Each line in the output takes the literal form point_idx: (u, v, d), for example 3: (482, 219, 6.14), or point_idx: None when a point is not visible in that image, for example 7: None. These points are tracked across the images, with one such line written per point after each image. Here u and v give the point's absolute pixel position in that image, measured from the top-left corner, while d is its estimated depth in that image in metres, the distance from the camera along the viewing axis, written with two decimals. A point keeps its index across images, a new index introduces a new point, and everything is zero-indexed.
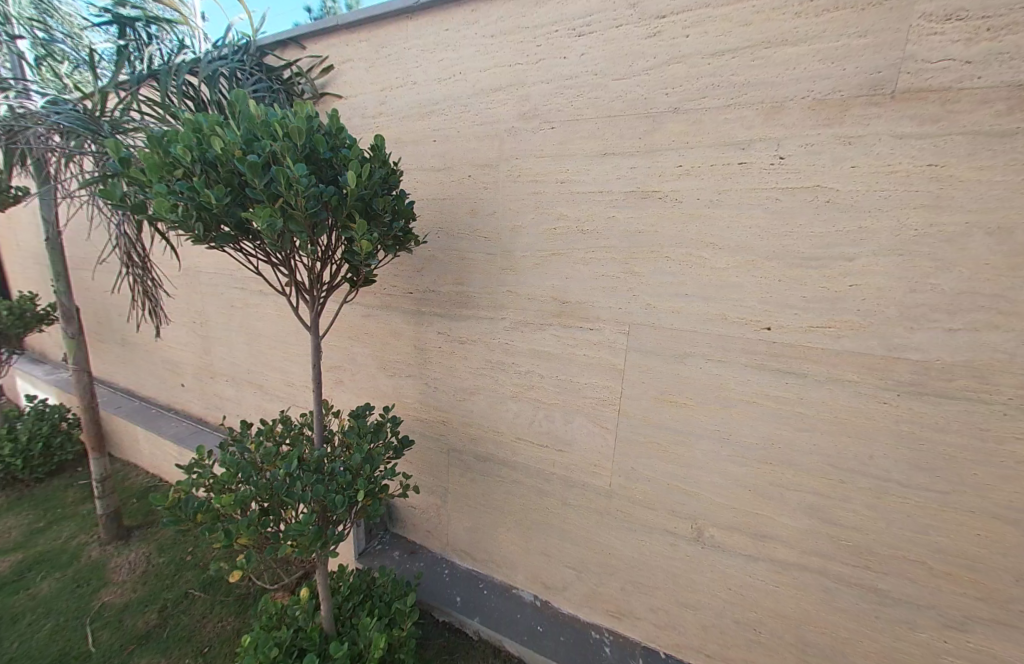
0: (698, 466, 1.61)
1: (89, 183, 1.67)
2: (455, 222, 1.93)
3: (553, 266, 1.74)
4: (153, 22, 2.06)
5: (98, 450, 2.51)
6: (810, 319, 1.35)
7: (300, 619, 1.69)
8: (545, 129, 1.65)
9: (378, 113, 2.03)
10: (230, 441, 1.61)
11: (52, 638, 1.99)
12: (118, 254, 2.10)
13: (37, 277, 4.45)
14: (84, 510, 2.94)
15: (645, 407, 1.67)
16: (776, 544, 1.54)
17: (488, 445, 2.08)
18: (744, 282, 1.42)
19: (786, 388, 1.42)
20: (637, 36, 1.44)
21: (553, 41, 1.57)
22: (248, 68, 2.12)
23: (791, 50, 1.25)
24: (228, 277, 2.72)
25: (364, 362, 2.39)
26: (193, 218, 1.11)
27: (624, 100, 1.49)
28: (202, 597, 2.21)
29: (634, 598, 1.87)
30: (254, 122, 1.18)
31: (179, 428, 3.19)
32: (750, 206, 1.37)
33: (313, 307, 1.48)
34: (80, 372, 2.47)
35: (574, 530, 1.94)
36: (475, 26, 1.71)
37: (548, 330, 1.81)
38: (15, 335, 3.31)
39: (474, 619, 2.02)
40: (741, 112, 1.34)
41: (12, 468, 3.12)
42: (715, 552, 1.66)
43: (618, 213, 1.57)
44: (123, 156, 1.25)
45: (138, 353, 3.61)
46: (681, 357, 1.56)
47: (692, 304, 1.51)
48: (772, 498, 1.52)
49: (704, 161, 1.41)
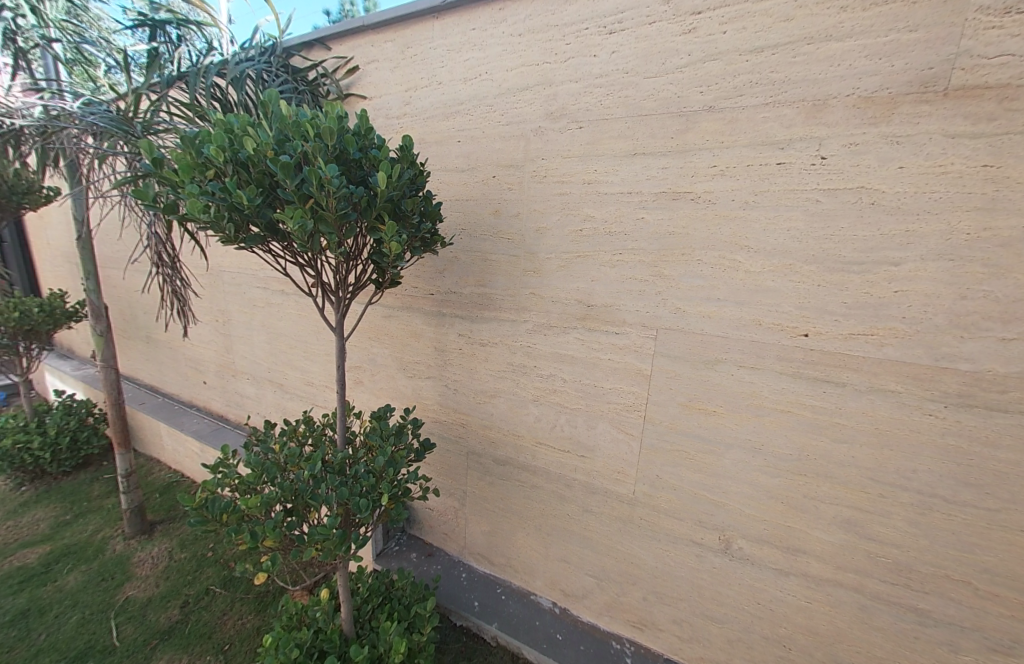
0: (727, 476, 1.56)
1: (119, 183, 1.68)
2: (478, 223, 1.91)
3: (578, 269, 1.71)
4: (181, 25, 2.07)
5: (124, 445, 2.56)
6: (851, 326, 1.29)
7: (320, 620, 1.68)
8: (572, 128, 1.62)
9: (403, 113, 2.03)
10: (254, 441, 1.61)
11: (78, 630, 2.03)
12: (149, 253, 2.13)
13: (67, 275, 4.58)
14: (108, 504, 3.00)
15: (672, 414, 1.62)
16: (809, 559, 1.49)
17: (508, 449, 2.06)
18: (780, 286, 1.37)
19: (823, 397, 1.37)
20: (670, 33, 1.40)
21: (583, 39, 1.54)
22: (274, 69, 2.13)
23: (836, 46, 1.20)
24: (250, 276, 2.74)
25: (384, 362, 2.39)
26: (224, 219, 1.11)
27: (655, 99, 1.45)
28: (222, 594, 2.23)
29: (656, 609, 1.82)
30: (286, 122, 1.18)
31: (201, 425, 3.24)
32: (787, 208, 1.32)
33: (339, 308, 1.47)
34: (107, 369, 2.50)
35: (595, 538, 1.90)
36: (502, 25, 1.69)
37: (572, 333, 1.78)
38: (45, 331, 3.40)
39: (492, 624, 2.00)
40: (779, 110, 1.29)
41: (40, 460, 3.19)
42: (743, 565, 1.61)
43: (647, 215, 1.53)
44: (155, 156, 1.24)
45: (162, 350, 3.68)
46: (712, 363, 1.51)
47: (724, 309, 1.46)
48: (806, 511, 1.46)
49: (739, 162, 1.36)
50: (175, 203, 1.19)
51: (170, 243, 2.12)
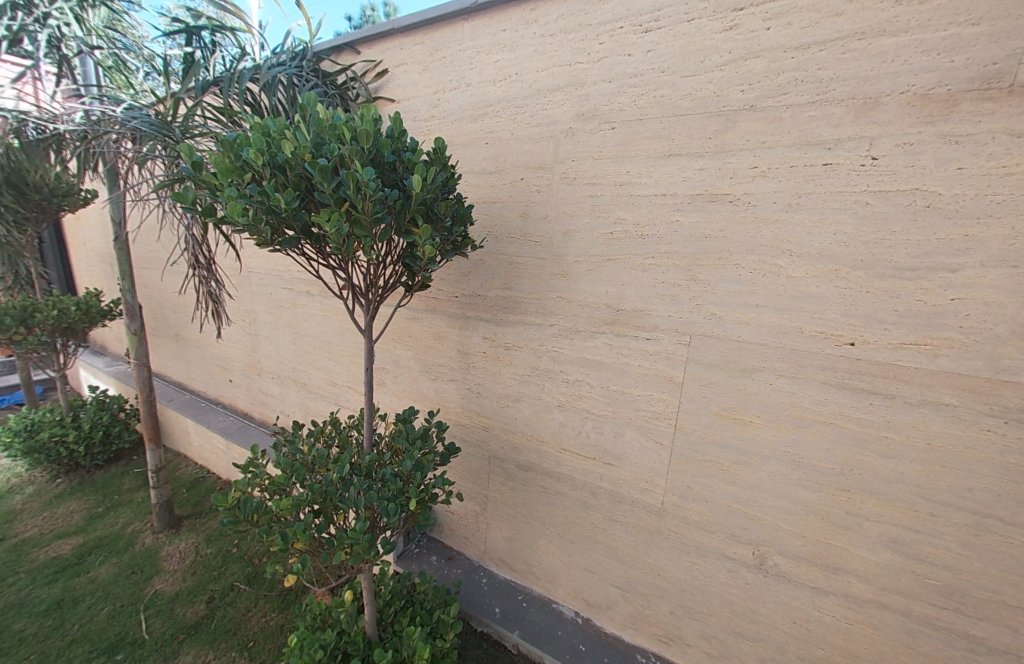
0: (763, 490, 1.50)
1: (161, 186, 1.73)
2: (505, 226, 1.89)
3: (608, 272, 1.67)
4: (218, 30, 2.12)
5: (155, 441, 2.62)
6: (901, 335, 1.22)
7: (344, 622, 1.68)
8: (604, 129, 1.59)
9: (430, 116, 2.03)
10: (283, 441, 1.63)
11: (110, 622, 2.08)
12: (187, 256, 2.18)
13: (102, 275, 4.75)
14: (138, 498, 3.08)
15: (705, 423, 1.57)
16: (850, 579, 1.42)
17: (531, 454, 2.03)
18: (824, 293, 1.30)
19: (869, 409, 1.30)
20: (710, 30, 1.35)
21: (617, 38, 1.51)
22: (305, 73, 2.15)
23: (889, 41, 1.14)
24: (277, 277, 2.79)
25: (407, 364, 2.39)
26: (263, 222, 1.11)
27: (693, 98, 1.41)
28: (246, 590, 2.26)
29: (684, 623, 1.77)
30: (323, 125, 1.18)
31: (227, 422, 3.30)
32: (834, 210, 1.26)
33: (368, 311, 1.47)
34: (140, 367, 2.56)
35: (621, 547, 1.86)
36: (534, 25, 1.67)
37: (600, 338, 1.74)
38: (81, 329, 3.52)
39: (513, 632, 1.97)
40: (826, 109, 1.23)
41: (75, 454, 3.30)
42: (779, 582, 1.54)
43: (682, 217, 1.49)
44: (194, 159, 1.26)
45: (190, 348, 3.78)
46: (749, 371, 1.46)
47: (764, 315, 1.40)
48: (849, 529, 1.39)
49: (782, 162, 1.31)
50: (213, 206, 1.20)
51: (206, 245, 2.16)
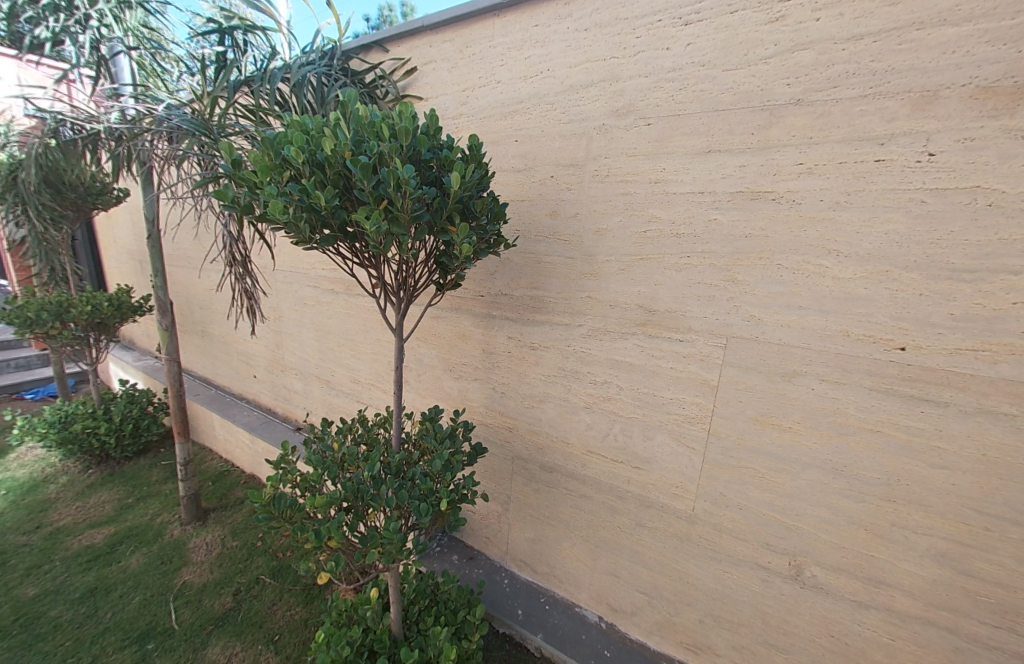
0: (802, 498, 1.45)
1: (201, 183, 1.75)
2: (534, 224, 1.87)
3: (640, 272, 1.63)
4: (250, 30, 2.14)
5: (183, 434, 2.67)
6: (956, 340, 1.16)
7: (370, 620, 1.68)
8: (640, 125, 1.55)
9: (459, 114, 2.02)
10: (312, 439, 1.64)
11: (141, 611, 2.13)
12: (224, 255, 2.20)
13: (131, 272, 4.88)
14: (166, 490, 3.16)
15: (740, 428, 1.52)
16: (893, 593, 1.36)
17: (556, 455, 2.01)
18: (874, 295, 1.25)
19: (920, 417, 1.23)
20: (754, 22, 1.30)
21: (655, 32, 1.47)
22: (334, 73, 2.15)
23: (951, 31, 1.07)
24: (302, 275, 2.82)
25: (431, 362, 2.40)
26: (302, 220, 1.11)
27: (735, 92, 1.36)
28: (271, 583, 2.29)
29: (713, 633, 1.72)
30: (362, 122, 1.17)
31: (251, 417, 3.36)
32: (886, 209, 1.20)
33: (400, 310, 1.46)
34: (170, 362, 2.61)
35: (648, 553, 1.82)
36: (568, 20, 1.64)
37: (630, 339, 1.70)
38: (113, 323, 3.58)
39: (537, 635, 1.96)
40: (879, 103, 1.17)
41: (107, 445, 3.39)
42: (817, 594, 1.49)
43: (720, 215, 1.44)
44: (233, 157, 1.26)
45: (215, 344, 3.86)
46: (789, 375, 1.41)
47: (807, 317, 1.35)
48: (895, 541, 1.33)
49: (831, 159, 1.25)
50: (252, 204, 1.20)
51: (242, 243, 2.18)
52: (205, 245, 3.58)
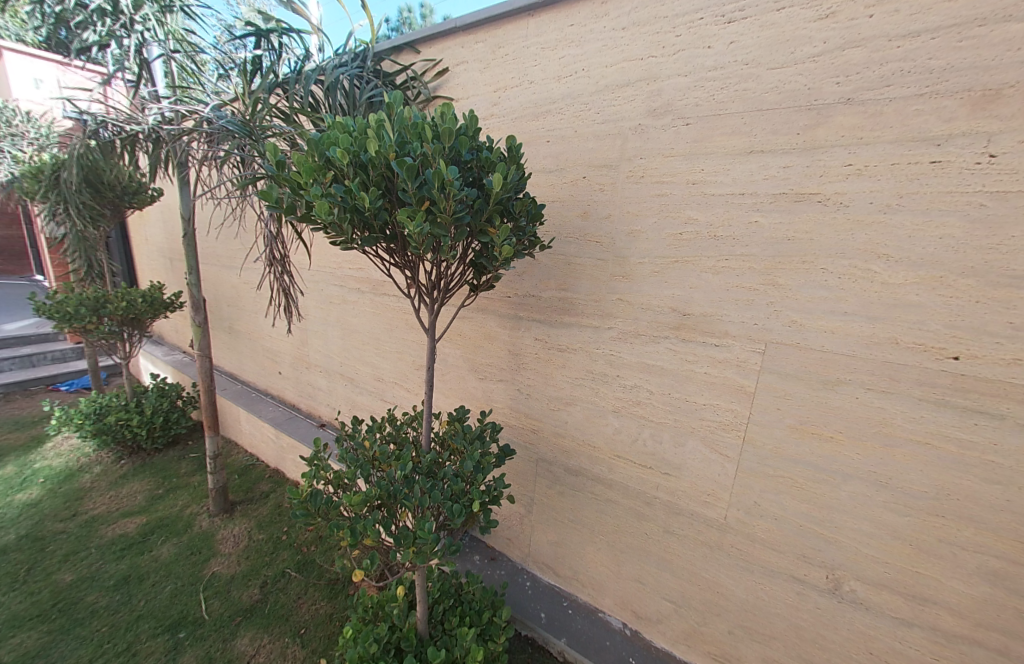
0: (842, 511, 1.40)
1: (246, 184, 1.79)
2: (565, 225, 1.86)
3: (675, 275, 1.61)
4: (285, 33, 2.17)
5: (213, 428, 2.73)
6: (1017, 350, 1.09)
7: (396, 618, 1.69)
8: (678, 125, 1.52)
9: (490, 114, 2.03)
10: (344, 436, 1.67)
11: (173, 600, 2.19)
12: (263, 254, 2.23)
13: (162, 269, 5.03)
14: (194, 482, 3.25)
15: (778, 437, 1.49)
16: (939, 612, 1.30)
17: (582, 459, 1.99)
18: (925, 302, 1.19)
19: (973, 430, 1.17)
20: (803, 19, 1.27)
21: (696, 30, 1.44)
22: (366, 74, 2.17)
23: (1018, 26, 1.01)
24: (329, 275, 2.86)
25: (456, 362, 2.41)
26: (346, 221, 1.12)
27: (780, 91, 1.32)
28: (297, 578, 2.33)
29: (743, 645, 1.68)
30: (406, 124, 1.18)
31: (276, 413, 3.42)
32: (941, 212, 1.15)
33: (433, 310, 1.47)
34: (203, 358, 2.67)
35: (676, 560, 1.79)
36: (605, 19, 1.62)
37: (662, 342, 1.68)
38: (146, 319, 3.67)
39: (560, 639, 1.96)
40: (936, 102, 1.12)
41: (138, 436, 3.50)
42: (855, 610, 1.43)
43: (762, 218, 1.41)
44: (277, 158, 1.28)
45: (242, 340, 3.95)
46: (832, 383, 1.36)
47: (852, 324, 1.30)
48: (942, 558, 1.27)
49: (882, 160, 1.20)
50: (295, 204, 1.22)
51: (280, 242, 2.20)
52: (236, 243, 3.67)
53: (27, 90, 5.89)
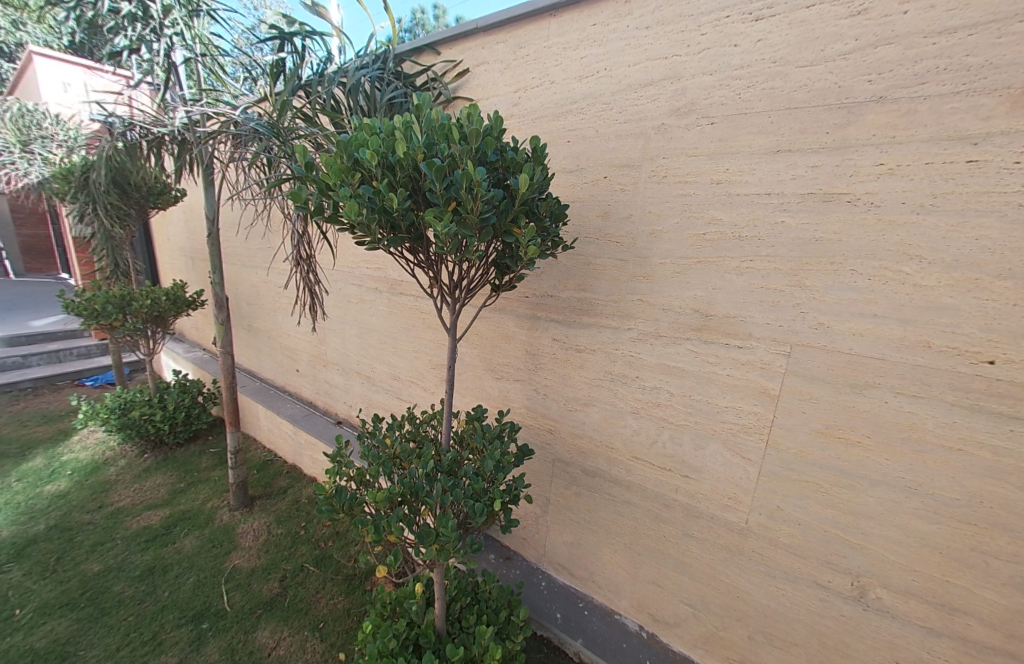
0: (869, 517, 1.38)
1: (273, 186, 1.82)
2: (585, 225, 1.85)
3: (698, 276, 1.59)
4: (308, 36, 2.20)
5: (234, 424, 2.79)
6: None
7: (414, 614, 1.70)
8: (702, 125, 1.51)
9: (510, 114, 2.03)
10: (366, 434, 1.69)
11: (195, 591, 2.24)
12: (289, 253, 2.26)
13: (183, 268, 5.15)
14: (214, 476, 3.32)
15: (802, 441, 1.46)
16: (970, 622, 1.26)
17: (599, 460, 1.99)
18: (959, 304, 1.16)
19: (1009, 437, 1.14)
20: (833, 16, 1.24)
21: (723, 29, 1.43)
22: (387, 76, 2.19)
23: None
24: (347, 274, 2.90)
25: (473, 362, 2.42)
26: (375, 221, 1.13)
27: (809, 90, 1.30)
28: (315, 572, 2.36)
29: (763, 650, 1.66)
30: (433, 126, 1.19)
31: (294, 409, 3.48)
32: (978, 213, 1.12)
33: (455, 310, 1.48)
34: (225, 355, 2.72)
35: (694, 564, 1.78)
36: (628, 18, 1.62)
37: (683, 344, 1.67)
38: (169, 317, 3.76)
39: (576, 640, 1.98)
40: (973, 100, 1.09)
41: (161, 431, 3.58)
42: (881, 618, 1.41)
43: (789, 218, 1.39)
44: (305, 160, 1.30)
45: (260, 338, 4.02)
46: (861, 387, 1.34)
47: (883, 326, 1.27)
48: (973, 567, 1.24)
49: (915, 159, 1.17)
50: (323, 206, 1.24)
51: (305, 242, 2.24)
52: (257, 243, 3.75)
53: (56, 94, 6.09)
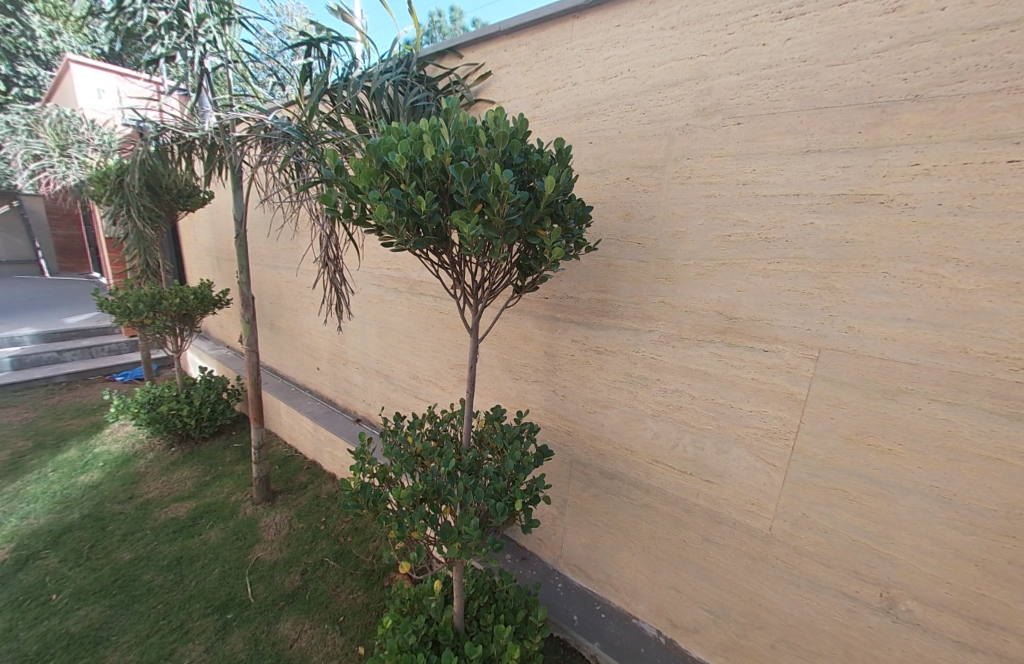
0: (899, 526, 1.34)
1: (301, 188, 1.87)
2: (607, 227, 1.85)
3: (721, 278, 1.57)
4: (335, 42, 2.24)
5: (258, 420, 2.86)
6: None
7: (433, 611, 1.75)
8: (728, 125, 1.49)
9: (532, 116, 2.05)
10: (388, 432, 1.72)
11: (220, 582, 2.30)
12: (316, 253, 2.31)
13: (209, 268, 5.31)
14: (238, 471, 3.41)
15: (831, 447, 1.43)
16: (1007, 638, 1.22)
17: (618, 462, 1.98)
18: (999, 309, 1.12)
19: None
20: (867, 13, 1.22)
21: (751, 28, 1.41)
22: (410, 79, 2.22)
23: None
24: (368, 274, 2.95)
25: (491, 362, 2.44)
26: (403, 223, 1.16)
27: (840, 89, 1.28)
28: (335, 567, 2.41)
29: (786, 660, 1.63)
30: (461, 129, 1.21)
31: (314, 407, 3.56)
32: (1020, 214, 1.07)
33: (477, 311, 1.49)
34: (251, 352, 2.80)
35: (715, 570, 1.76)
36: (652, 18, 1.61)
37: (706, 347, 1.65)
38: (197, 315, 3.89)
39: (592, 643, 1.99)
40: (1016, 98, 1.05)
41: (188, 425, 3.70)
42: (912, 631, 1.36)
43: (817, 219, 1.37)
44: (335, 163, 1.33)
45: (282, 337, 4.12)
46: (892, 393, 1.30)
47: (916, 331, 1.24)
48: (1012, 581, 1.19)
49: (952, 159, 1.14)
50: (352, 208, 1.26)
51: (332, 242, 2.29)
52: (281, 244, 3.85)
53: (92, 102, 6.36)
